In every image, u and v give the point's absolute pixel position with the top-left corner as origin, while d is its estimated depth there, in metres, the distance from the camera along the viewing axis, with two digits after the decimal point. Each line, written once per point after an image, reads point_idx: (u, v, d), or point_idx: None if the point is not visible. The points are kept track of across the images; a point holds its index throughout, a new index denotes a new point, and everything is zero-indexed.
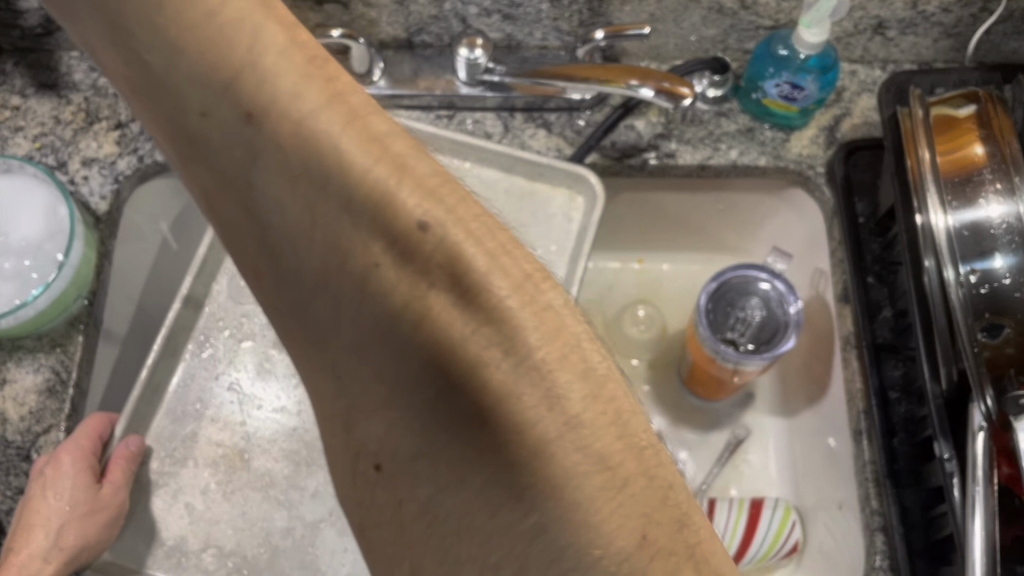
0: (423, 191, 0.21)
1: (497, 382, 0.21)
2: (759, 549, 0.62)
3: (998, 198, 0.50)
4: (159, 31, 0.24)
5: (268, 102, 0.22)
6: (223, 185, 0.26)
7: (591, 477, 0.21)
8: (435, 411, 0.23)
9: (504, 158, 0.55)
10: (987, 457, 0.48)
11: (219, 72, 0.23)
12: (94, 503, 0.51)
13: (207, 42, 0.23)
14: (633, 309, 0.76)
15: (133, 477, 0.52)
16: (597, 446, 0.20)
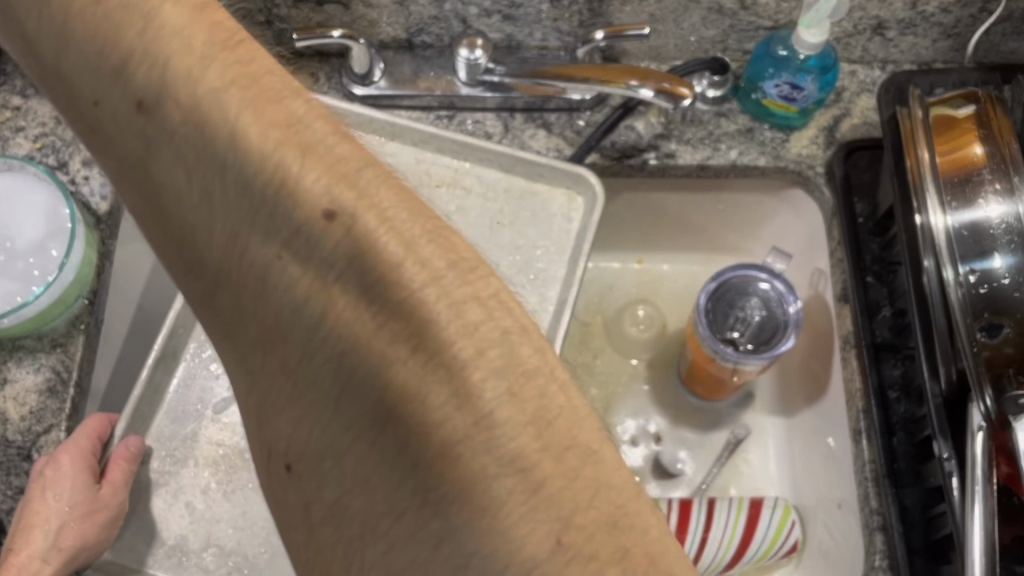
0: (331, 172, 0.22)
1: (404, 366, 0.21)
2: (758, 548, 0.62)
3: (998, 198, 0.50)
4: (64, 29, 0.25)
5: (177, 90, 0.24)
6: (137, 178, 0.26)
7: (507, 463, 0.20)
8: (347, 404, 0.23)
9: (504, 158, 0.55)
10: (987, 456, 0.48)
11: (128, 63, 0.24)
12: (93, 504, 0.51)
13: (121, 32, 0.24)
14: (634, 309, 0.77)
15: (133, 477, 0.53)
16: (510, 427, 0.20)
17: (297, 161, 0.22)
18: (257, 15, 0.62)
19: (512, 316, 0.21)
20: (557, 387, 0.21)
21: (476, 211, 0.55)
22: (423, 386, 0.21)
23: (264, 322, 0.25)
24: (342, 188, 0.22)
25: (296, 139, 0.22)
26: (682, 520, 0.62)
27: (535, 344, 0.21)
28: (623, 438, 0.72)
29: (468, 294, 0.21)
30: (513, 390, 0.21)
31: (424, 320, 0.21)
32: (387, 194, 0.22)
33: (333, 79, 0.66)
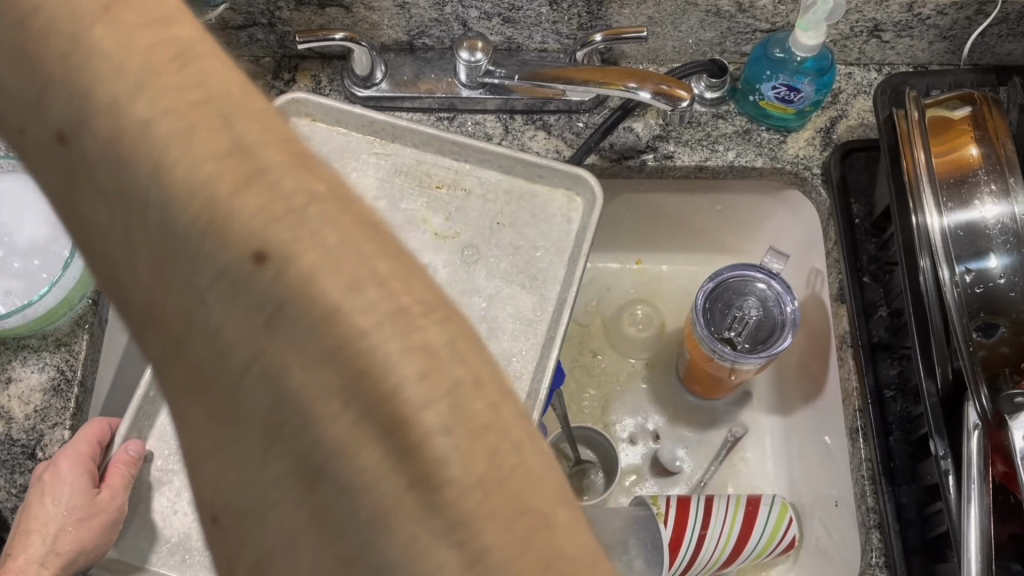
0: (266, 208, 0.20)
1: (344, 422, 0.20)
2: (756, 544, 0.63)
3: (993, 199, 0.51)
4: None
5: (103, 113, 0.21)
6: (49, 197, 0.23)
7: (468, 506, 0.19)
8: (270, 464, 0.21)
9: (503, 159, 0.56)
10: (982, 455, 0.48)
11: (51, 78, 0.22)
12: (91, 509, 0.52)
13: (50, 48, 0.22)
14: (631, 309, 0.77)
15: (134, 480, 0.53)
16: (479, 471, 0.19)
17: (233, 197, 0.20)
18: (259, 18, 0.63)
19: (462, 368, 0.20)
20: (509, 445, 0.20)
21: (477, 212, 0.56)
22: (364, 441, 0.20)
23: (176, 373, 0.22)
24: (281, 225, 0.20)
25: (234, 171, 0.20)
26: (680, 518, 0.63)
27: (488, 400, 0.20)
28: (621, 436, 0.73)
29: (413, 343, 0.20)
30: (465, 447, 0.19)
31: (371, 371, 0.20)
32: (332, 234, 0.20)
33: (334, 81, 0.66)
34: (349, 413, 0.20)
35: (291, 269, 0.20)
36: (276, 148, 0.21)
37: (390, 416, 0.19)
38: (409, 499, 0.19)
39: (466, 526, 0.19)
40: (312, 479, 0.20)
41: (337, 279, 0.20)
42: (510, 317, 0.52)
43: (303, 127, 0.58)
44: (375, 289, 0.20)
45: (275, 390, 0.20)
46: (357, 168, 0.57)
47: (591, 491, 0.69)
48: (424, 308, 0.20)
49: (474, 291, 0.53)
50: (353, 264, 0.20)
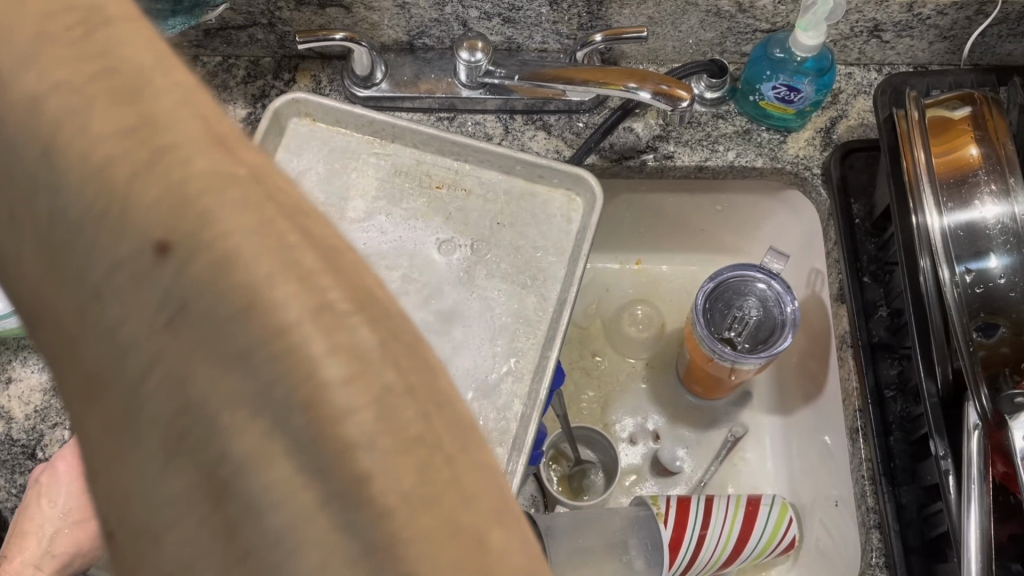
0: (174, 197, 0.19)
1: (250, 428, 0.18)
2: (756, 544, 0.63)
3: (993, 199, 0.51)
4: None
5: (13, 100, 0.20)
6: None
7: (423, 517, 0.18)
8: (171, 475, 0.19)
9: (504, 159, 0.56)
10: (982, 455, 0.48)
11: None
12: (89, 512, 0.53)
13: None
14: (632, 309, 0.77)
15: None
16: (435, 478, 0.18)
17: (137, 176, 0.20)
18: (259, 18, 0.63)
19: (395, 371, 0.19)
20: (443, 459, 0.18)
21: (477, 212, 0.56)
22: (275, 454, 0.18)
23: (77, 376, 0.20)
24: (199, 219, 0.19)
25: (153, 158, 0.20)
26: (680, 518, 0.62)
27: (419, 407, 0.19)
28: (621, 436, 0.73)
29: (340, 344, 0.19)
30: (393, 459, 0.18)
31: (293, 370, 0.19)
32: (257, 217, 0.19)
33: (335, 81, 0.66)
34: (262, 417, 0.18)
35: (199, 258, 0.19)
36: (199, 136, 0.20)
37: (312, 422, 0.18)
38: (324, 518, 0.18)
39: (389, 550, 0.18)
40: (216, 490, 0.19)
41: (257, 266, 0.19)
42: (511, 317, 0.52)
43: (303, 127, 0.58)
44: (301, 281, 0.19)
45: (178, 392, 0.19)
46: (357, 168, 0.57)
47: (591, 491, 0.69)
48: (358, 305, 0.19)
49: (474, 291, 0.53)
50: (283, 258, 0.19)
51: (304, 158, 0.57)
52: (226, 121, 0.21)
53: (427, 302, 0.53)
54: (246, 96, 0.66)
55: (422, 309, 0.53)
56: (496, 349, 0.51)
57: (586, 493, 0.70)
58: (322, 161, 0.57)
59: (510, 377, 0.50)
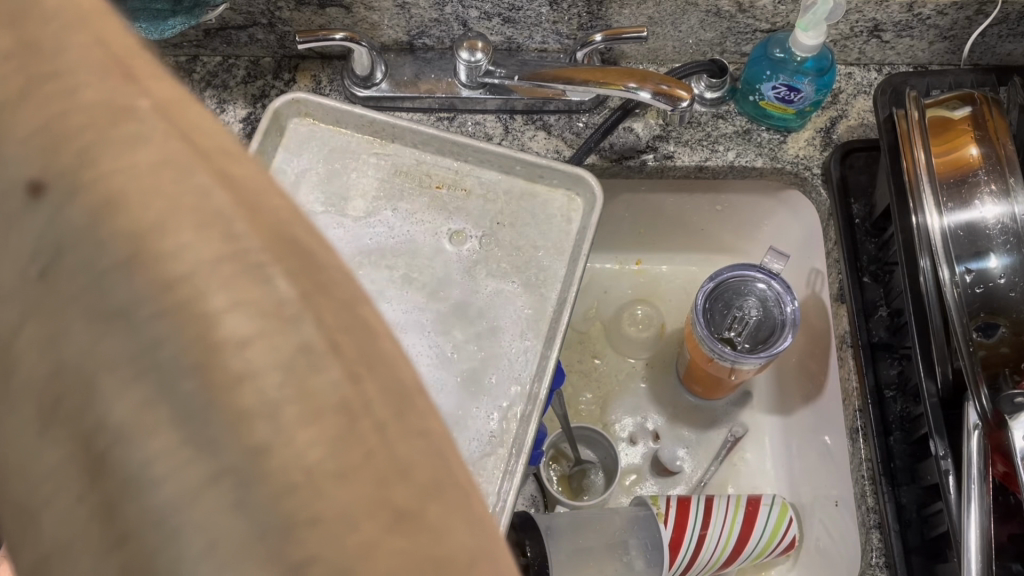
0: (56, 136, 0.17)
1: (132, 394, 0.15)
2: (756, 544, 0.63)
3: (993, 199, 0.51)
4: None
5: None
6: None
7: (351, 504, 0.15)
8: (39, 455, 0.16)
9: (504, 159, 0.55)
10: (982, 455, 0.48)
11: None
12: None
13: None
14: (632, 309, 0.77)
15: None
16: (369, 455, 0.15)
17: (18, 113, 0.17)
18: (259, 18, 0.63)
19: (316, 325, 0.16)
20: (369, 426, 0.15)
21: (477, 212, 0.56)
22: (163, 421, 0.15)
23: None
24: (84, 159, 0.17)
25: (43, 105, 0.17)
26: (680, 518, 0.62)
27: (343, 367, 0.16)
28: (621, 436, 0.73)
29: (247, 296, 0.16)
30: (299, 432, 0.15)
31: (187, 327, 0.16)
32: (151, 153, 0.17)
33: (334, 81, 0.66)
34: (146, 379, 0.16)
35: (75, 201, 0.16)
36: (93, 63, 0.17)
37: (205, 387, 0.16)
38: (214, 495, 0.15)
39: (294, 531, 0.15)
40: (91, 467, 0.15)
41: (146, 210, 0.16)
42: (511, 317, 0.52)
43: (303, 127, 0.58)
44: (199, 224, 0.16)
45: (50, 354, 0.16)
46: (357, 168, 0.57)
47: (591, 491, 0.69)
48: (275, 252, 0.16)
49: (474, 291, 0.53)
50: (193, 200, 0.17)
51: (304, 158, 0.57)
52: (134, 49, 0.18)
53: (428, 303, 0.53)
54: (246, 96, 0.66)
55: (422, 309, 0.53)
56: (496, 349, 0.51)
57: (586, 493, 0.70)
58: (322, 161, 0.57)
59: (510, 377, 0.50)
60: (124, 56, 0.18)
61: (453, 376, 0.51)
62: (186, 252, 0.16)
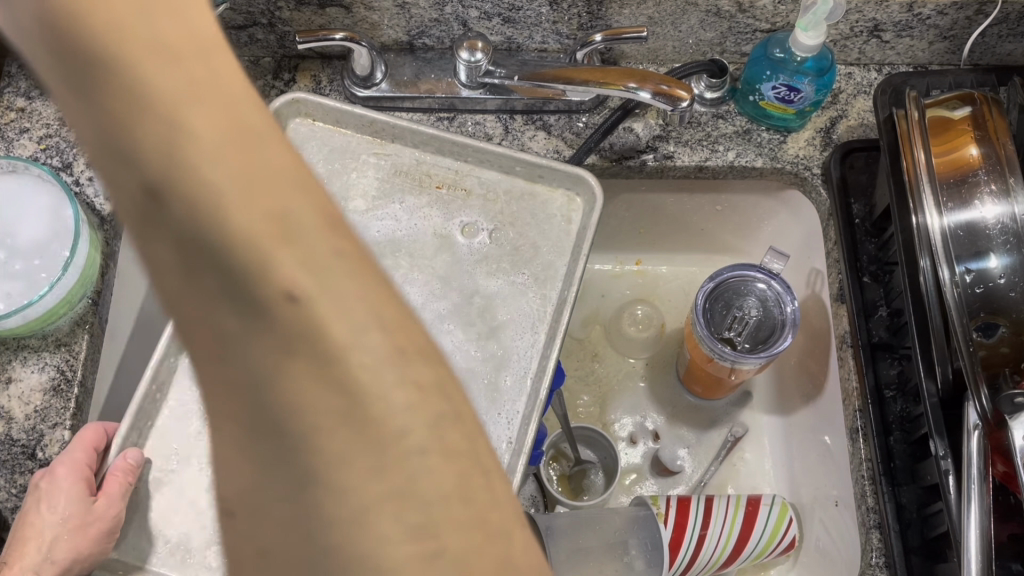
0: (285, 216, 0.22)
1: (341, 426, 0.22)
2: (756, 544, 0.63)
3: (993, 199, 0.51)
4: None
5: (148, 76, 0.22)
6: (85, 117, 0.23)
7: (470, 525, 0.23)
8: (275, 461, 0.23)
9: (503, 159, 0.55)
10: (982, 455, 0.48)
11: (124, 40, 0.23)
12: (86, 517, 0.48)
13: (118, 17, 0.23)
14: (631, 309, 0.77)
15: (132, 490, 0.48)
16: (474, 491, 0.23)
17: (255, 190, 0.22)
18: (259, 18, 0.63)
19: (453, 401, 0.24)
20: (480, 473, 0.23)
21: (472, 213, 0.56)
22: (360, 446, 0.22)
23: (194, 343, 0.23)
24: (308, 229, 0.22)
25: (267, 167, 0.22)
26: (680, 518, 0.62)
27: (469, 435, 0.24)
28: (620, 435, 0.73)
29: (416, 375, 0.23)
30: (444, 469, 0.23)
31: (384, 381, 0.23)
32: (354, 241, 0.23)
33: (334, 80, 0.66)
34: (353, 412, 0.22)
35: (313, 269, 0.22)
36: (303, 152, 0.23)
37: (389, 428, 0.23)
38: (386, 507, 0.22)
39: (432, 542, 0.22)
40: (316, 467, 0.22)
41: (350, 289, 0.22)
42: (509, 316, 0.52)
43: (302, 127, 0.58)
44: (382, 306, 0.23)
45: (284, 382, 0.22)
46: (357, 168, 0.57)
47: (591, 491, 0.70)
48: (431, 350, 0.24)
49: (473, 292, 0.53)
50: (381, 292, 0.23)
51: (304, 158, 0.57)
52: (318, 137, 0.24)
53: (428, 303, 0.53)
54: None
55: (422, 308, 0.53)
56: (497, 348, 0.51)
57: (586, 493, 0.70)
58: (321, 161, 0.57)
59: (511, 376, 0.50)
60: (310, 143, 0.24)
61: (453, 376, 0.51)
62: (379, 328, 0.23)
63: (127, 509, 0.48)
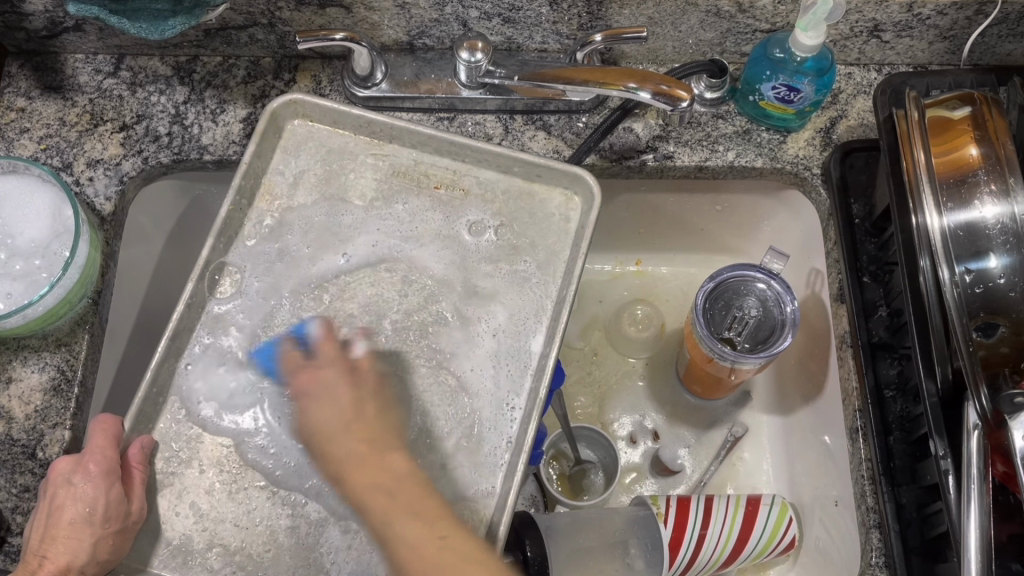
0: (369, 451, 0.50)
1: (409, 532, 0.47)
2: (757, 543, 0.63)
3: (993, 199, 0.51)
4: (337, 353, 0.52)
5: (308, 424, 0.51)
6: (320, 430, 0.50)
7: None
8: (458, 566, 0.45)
9: (502, 159, 0.55)
10: (982, 455, 0.48)
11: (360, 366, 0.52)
12: (126, 518, 0.47)
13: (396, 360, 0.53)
14: (631, 309, 0.77)
15: (151, 478, 0.49)
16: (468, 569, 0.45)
17: (352, 419, 0.51)
18: (259, 18, 0.63)
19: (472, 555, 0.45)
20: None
21: (472, 213, 0.56)
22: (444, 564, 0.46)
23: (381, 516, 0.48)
24: (365, 444, 0.50)
25: (371, 399, 0.51)
26: (680, 518, 0.62)
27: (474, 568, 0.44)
28: (620, 435, 0.73)
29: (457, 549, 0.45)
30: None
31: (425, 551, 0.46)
32: (381, 453, 0.50)
33: (334, 80, 0.67)
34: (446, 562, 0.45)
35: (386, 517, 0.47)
36: (340, 416, 0.51)
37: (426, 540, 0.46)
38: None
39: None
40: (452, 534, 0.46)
41: (391, 467, 0.49)
42: (509, 316, 0.53)
43: (300, 127, 0.57)
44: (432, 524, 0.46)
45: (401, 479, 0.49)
46: (357, 168, 0.57)
47: (591, 491, 0.70)
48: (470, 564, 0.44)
49: (473, 293, 0.54)
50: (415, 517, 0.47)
51: (303, 158, 0.57)
52: (356, 418, 0.51)
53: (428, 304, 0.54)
54: (246, 96, 0.66)
55: (421, 311, 0.54)
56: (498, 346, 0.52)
57: (586, 493, 0.70)
58: (320, 162, 0.57)
59: (512, 376, 0.51)
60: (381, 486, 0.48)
61: (453, 378, 0.52)
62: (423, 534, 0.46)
63: (149, 499, 0.48)
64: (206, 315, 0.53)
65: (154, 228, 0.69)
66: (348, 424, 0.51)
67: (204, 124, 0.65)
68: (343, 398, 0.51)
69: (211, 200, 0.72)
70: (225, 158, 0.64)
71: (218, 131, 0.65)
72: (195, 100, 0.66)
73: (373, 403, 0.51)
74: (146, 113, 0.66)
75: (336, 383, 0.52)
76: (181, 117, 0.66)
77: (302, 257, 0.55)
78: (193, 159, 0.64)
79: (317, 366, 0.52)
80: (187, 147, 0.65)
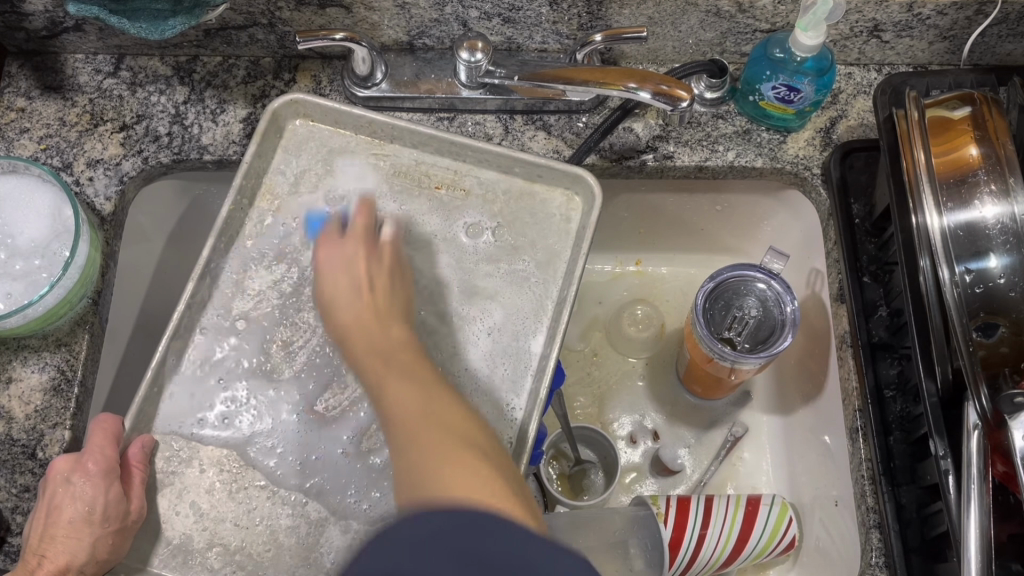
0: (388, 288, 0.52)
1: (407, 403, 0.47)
2: (757, 543, 0.63)
3: (993, 199, 0.51)
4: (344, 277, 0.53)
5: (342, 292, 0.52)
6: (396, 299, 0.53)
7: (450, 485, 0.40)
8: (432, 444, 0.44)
9: (501, 159, 0.55)
10: (982, 455, 0.48)
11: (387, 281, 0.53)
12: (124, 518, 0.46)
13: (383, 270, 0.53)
14: (631, 310, 0.77)
15: (150, 478, 0.49)
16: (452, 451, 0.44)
17: (383, 283, 0.52)
18: (260, 18, 0.63)
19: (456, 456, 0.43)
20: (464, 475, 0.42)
21: (476, 213, 0.56)
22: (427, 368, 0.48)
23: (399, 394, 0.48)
24: (374, 277, 0.52)
25: (389, 268, 0.53)
26: (680, 518, 0.62)
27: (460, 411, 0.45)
28: (620, 435, 0.73)
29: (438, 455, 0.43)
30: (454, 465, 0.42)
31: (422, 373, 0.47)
32: (397, 328, 0.51)
33: (335, 81, 0.67)
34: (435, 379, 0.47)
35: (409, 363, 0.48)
36: (390, 296, 0.52)
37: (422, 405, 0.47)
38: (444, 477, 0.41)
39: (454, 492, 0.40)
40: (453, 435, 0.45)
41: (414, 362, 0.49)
42: (509, 317, 0.53)
43: (299, 127, 0.57)
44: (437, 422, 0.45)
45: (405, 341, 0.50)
46: (357, 168, 0.57)
47: (591, 491, 0.70)
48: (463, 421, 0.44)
49: (473, 293, 0.54)
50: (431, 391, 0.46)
51: (303, 158, 0.57)
52: (392, 273, 0.53)
53: (428, 304, 0.54)
54: (246, 96, 0.66)
55: (421, 311, 0.54)
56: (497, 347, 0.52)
57: (586, 493, 0.70)
58: (320, 162, 0.57)
59: (512, 377, 0.51)
60: (387, 331, 0.50)
61: (452, 378, 0.52)
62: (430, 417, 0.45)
63: (149, 499, 0.48)
64: (208, 314, 0.52)
65: (153, 228, 0.69)
66: (360, 290, 0.51)
67: (204, 124, 0.65)
68: (359, 258, 0.53)
69: (210, 200, 0.72)
70: (226, 158, 0.64)
71: (218, 131, 0.65)
72: (195, 100, 0.66)
73: (386, 279, 0.53)
74: (146, 113, 0.66)
75: (352, 253, 0.53)
76: (181, 117, 0.66)
77: (304, 257, 0.55)
78: (193, 159, 0.64)
79: (346, 240, 0.54)
80: (187, 147, 0.65)
